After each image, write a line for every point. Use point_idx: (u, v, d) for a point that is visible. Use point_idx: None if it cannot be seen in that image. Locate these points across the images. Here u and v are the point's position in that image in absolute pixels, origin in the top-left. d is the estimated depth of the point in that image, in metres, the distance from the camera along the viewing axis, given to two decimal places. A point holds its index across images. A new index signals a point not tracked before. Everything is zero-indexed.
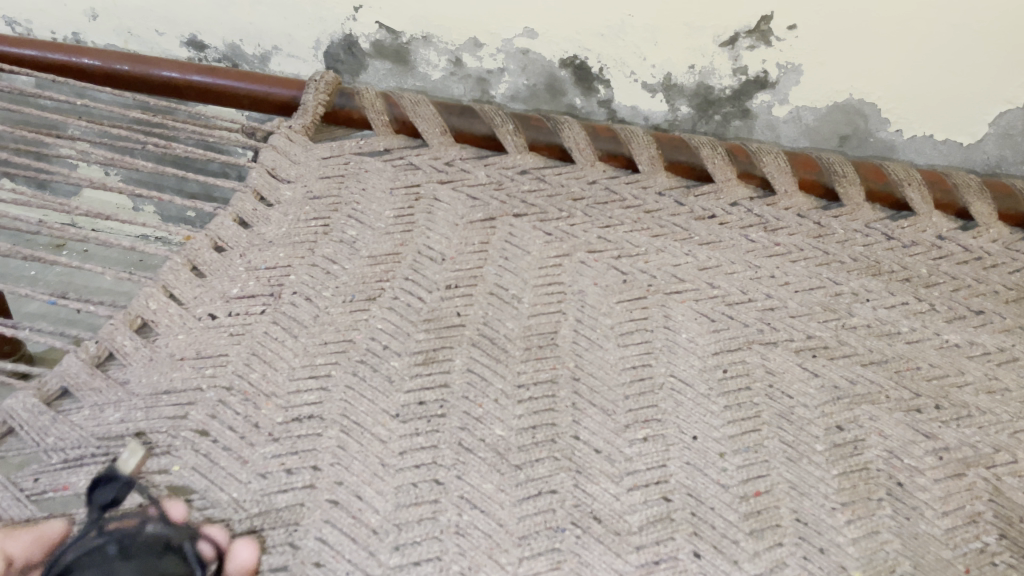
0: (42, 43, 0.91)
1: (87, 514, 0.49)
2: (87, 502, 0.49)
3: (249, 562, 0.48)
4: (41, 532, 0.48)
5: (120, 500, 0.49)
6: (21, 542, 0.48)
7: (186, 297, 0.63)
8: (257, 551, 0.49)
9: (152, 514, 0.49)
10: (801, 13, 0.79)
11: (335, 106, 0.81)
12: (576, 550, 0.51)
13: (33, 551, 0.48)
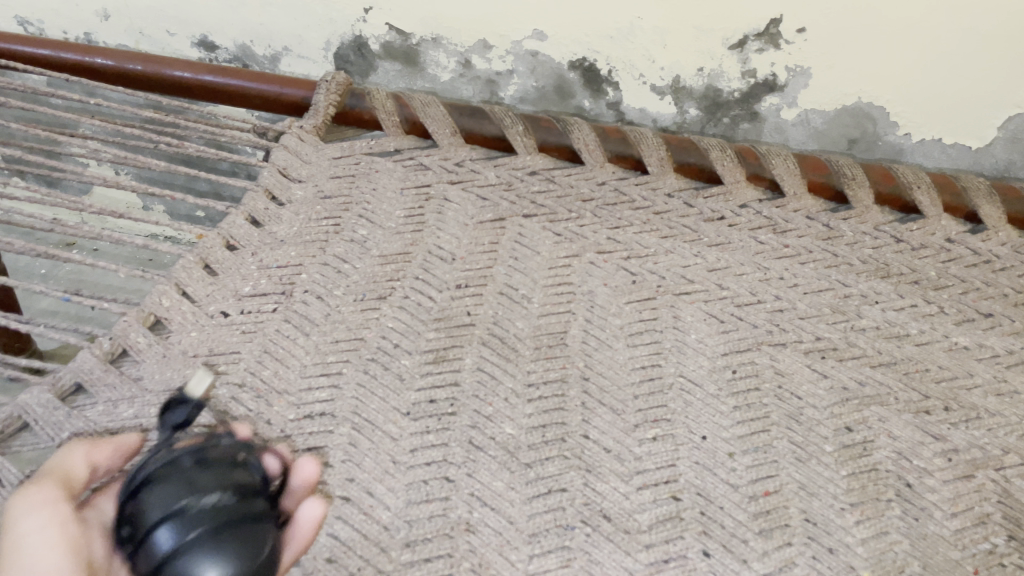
0: (55, 43, 0.92)
1: (159, 437, 0.45)
2: (161, 426, 0.45)
3: (312, 477, 0.50)
4: (119, 442, 0.48)
5: (192, 422, 0.45)
6: (103, 449, 0.47)
7: (199, 295, 0.64)
8: (318, 468, 0.50)
9: (226, 433, 0.45)
10: (810, 16, 0.79)
11: (346, 106, 0.82)
12: (586, 548, 0.52)
13: (116, 460, 0.47)
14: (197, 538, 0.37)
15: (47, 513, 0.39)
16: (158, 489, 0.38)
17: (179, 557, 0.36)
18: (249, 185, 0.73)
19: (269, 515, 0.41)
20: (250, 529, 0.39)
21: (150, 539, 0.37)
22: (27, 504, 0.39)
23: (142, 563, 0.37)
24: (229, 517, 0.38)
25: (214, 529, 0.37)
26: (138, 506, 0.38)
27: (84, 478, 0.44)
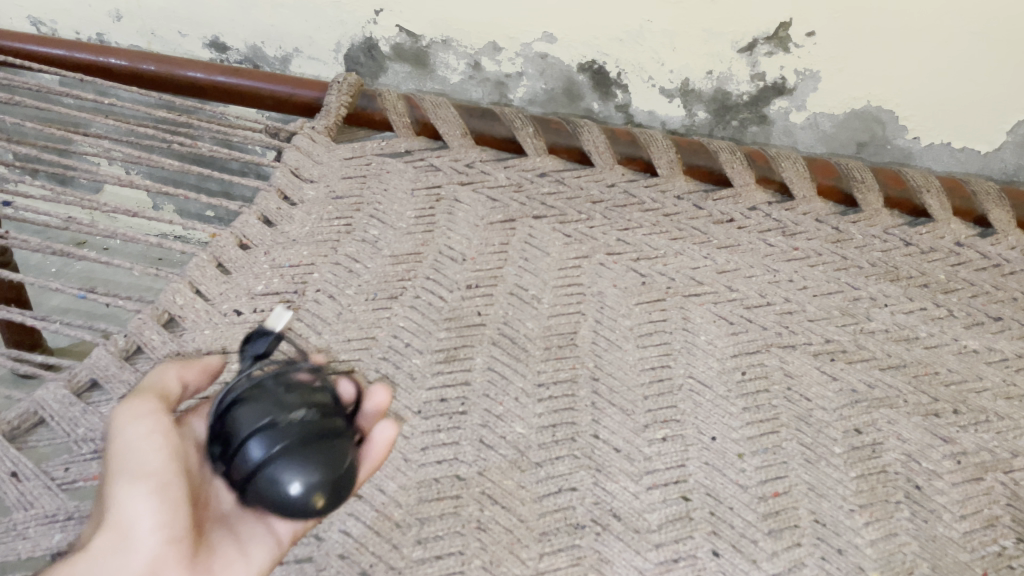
0: (69, 43, 0.93)
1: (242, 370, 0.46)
2: (243, 354, 0.46)
3: (383, 403, 0.50)
4: (204, 364, 0.48)
5: (272, 353, 0.46)
6: (195, 370, 0.47)
7: (212, 293, 0.64)
8: (389, 395, 0.51)
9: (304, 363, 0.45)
10: (819, 20, 0.79)
11: (357, 107, 0.82)
12: (596, 546, 0.52)
13: (201, 381, 0.48)
14: (283, 449, 0.38)
15: (149, 425, 0.40)
16: (249, 407, 0.39)
17: (268, 467, 0.38)
18: (261, 185, 0.74)
19: (348, 435, 0.41)
20: (331, 446, 0.39)
21: (241, 450, 0.38)
22: (128, 416, 0.40)
23: (236, 471, 0.39)
24: (313, 434, 0.39)
25: (299, 443, 0.38)
26: (230, 422, 0.39)
27: (178, 394, 0.45)
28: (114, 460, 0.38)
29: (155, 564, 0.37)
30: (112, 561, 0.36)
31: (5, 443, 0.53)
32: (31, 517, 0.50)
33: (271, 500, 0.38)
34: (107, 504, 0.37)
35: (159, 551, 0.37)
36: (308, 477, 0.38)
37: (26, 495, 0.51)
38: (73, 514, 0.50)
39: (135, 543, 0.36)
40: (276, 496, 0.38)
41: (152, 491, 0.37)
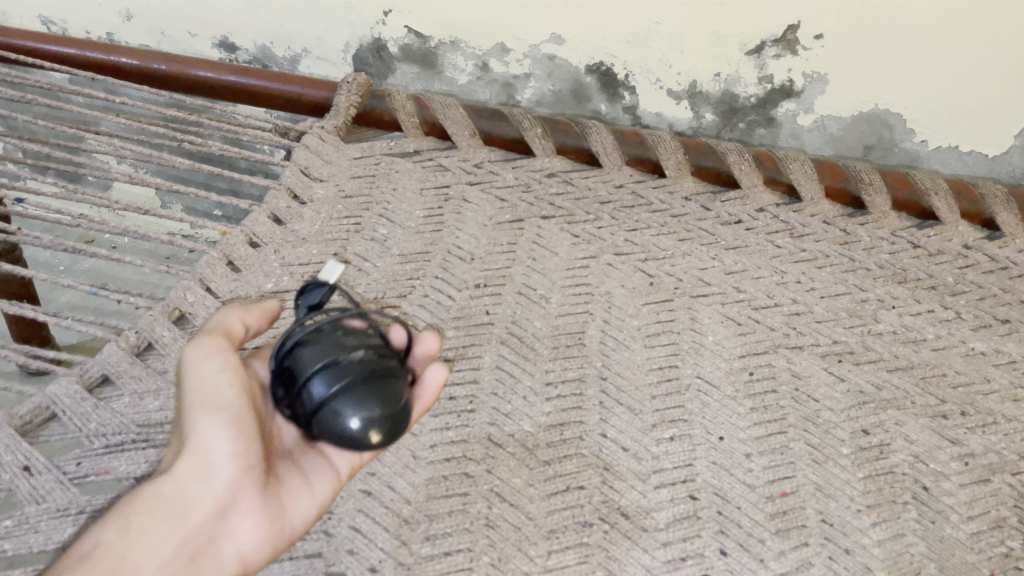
0: (80, 41, 0.93)
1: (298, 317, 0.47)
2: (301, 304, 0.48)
3: (434, 348, 0.51)
4: (265, 309, 0.50)
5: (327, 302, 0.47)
6: (255, 316, 0.49)
7: (222, 291, 0.65)
8: (439, 339, 0.52)
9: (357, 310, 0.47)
10: (827, 22, 0.79)
11: (367, 107, 0.82)
12: (604, 544, 0.52)
13: (261, 325, 0.50)
14: (344, 387, 0.40)
15: (219, 362, 0.43)
16: (310, 348, 0.41)
17: (330, 404, 0.40)
18: (271, 184, 0.74)
19: (404, 374, 0.43)
20: (389, 385, 0.41)
21: (304, 389, 0.40)
22: (199, 353, 0.43)
23: (300, 408, 0.41)
24: (372, 373, 0.41)
25: (359, 381, 0.40)
26: (293, 363, 0.41)
27: (241, 336, 0.48)
28: (188, 394, 0.42)
29: (229, 489, 0.41)
30: (192, 486, 0.41)
31: (17, 437, 0.53)
32: (43, 510, 0.50)
33: (334, 434, 0.40)
34: (186, 432, 0.41)
35: (233, 476, 0.41)
36: (368, 413, 0.40)
37: (38, 489, 0.51)
38: (84, 508, 0.50)
39: (212, 468, 0.41)
40: (337, 431, 0.40)
41: (225, 423, 0.41)
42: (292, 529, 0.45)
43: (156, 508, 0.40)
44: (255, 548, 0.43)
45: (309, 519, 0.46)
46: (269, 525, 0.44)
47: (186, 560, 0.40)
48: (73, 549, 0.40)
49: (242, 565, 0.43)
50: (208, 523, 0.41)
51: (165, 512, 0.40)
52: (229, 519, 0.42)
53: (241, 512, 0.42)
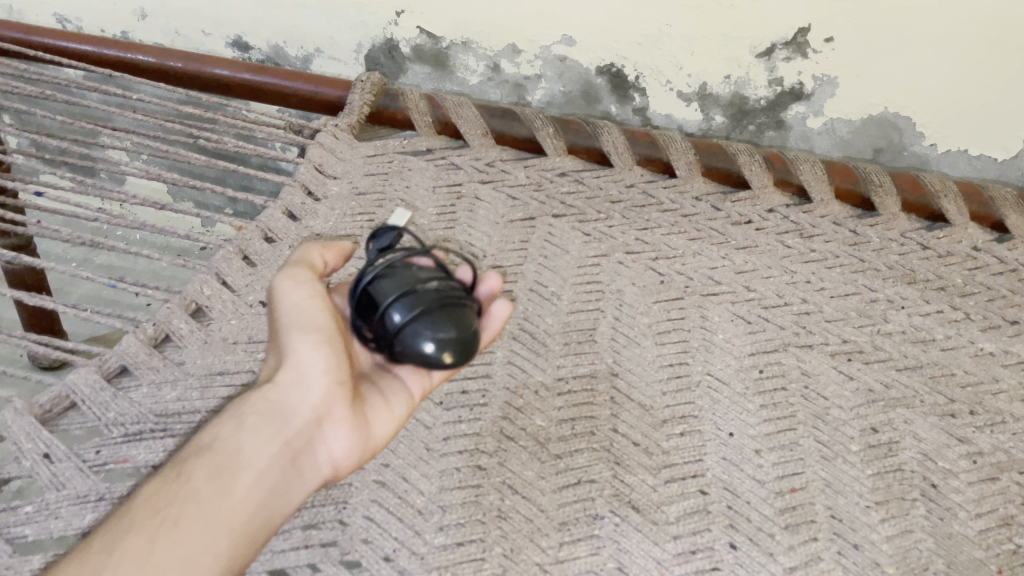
0: (97, 38, 0.94)
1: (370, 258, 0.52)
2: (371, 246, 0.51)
3: (496, 288, 0.56)
4: (340, 248, 0.54)
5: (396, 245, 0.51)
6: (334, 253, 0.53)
7: (238, 285, 0.66)
8: (501, 281, 0.57)
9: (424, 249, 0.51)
10: (837, 26, 0.80)
11: (380, 106, 0.83)
12: (615, 537, 0.53)
13: (337, 263, 0.54)
14: (420, 314, 0.44)
15: (309, 289, 0.48)
16: (388, 280, 0.46)
17: (408, 328, 0.44)
18: (286, 181, 0.75)
19: (471, 304, 0.48)
20: (459, 312, 0.46)
21: (384, 316, 0.45)
22: (290, 282, 0.48)
23: (380, 333, 0.46)
24: (444, 302, 0.45)
25: (434, 308, 0.45)
26: (372, 295, 0.46)
27: (321, 269, 0.52)
28: (285, 317, 0.48)
29: (324, 399, 0.47)
30: (293, 395, 0.46)
31: (38, 425, 0.54)
32: (63, 497, 0.51)
33: (412, 355, 0.45)
34: (285, 349, 0.47)
35: (328, 389, 0.47)
36: (442, 337, 0.44)
37: (58, 476, 0.52)
38: (104, 495, 0.51)
39: (310, 381, 0.47)
40: (414, 352, 0.44)
41: (319, 341, 0.47)
42: (375, 442, 0.51)
43: (263, 412, 0.46)
44: (345, 455, 0.49)
45: (389, 433, 0.52)
46: (357, 435, 0.49)
47: (288, 459, 0.46)
48: (194, 443, 0.46)
49: (334, 468, 0.49)
50: (307, 429, 0.47)
51: (270, 417, 0.46)
52: (324, 428, 0.48)
53: (335, 422, 0.48)
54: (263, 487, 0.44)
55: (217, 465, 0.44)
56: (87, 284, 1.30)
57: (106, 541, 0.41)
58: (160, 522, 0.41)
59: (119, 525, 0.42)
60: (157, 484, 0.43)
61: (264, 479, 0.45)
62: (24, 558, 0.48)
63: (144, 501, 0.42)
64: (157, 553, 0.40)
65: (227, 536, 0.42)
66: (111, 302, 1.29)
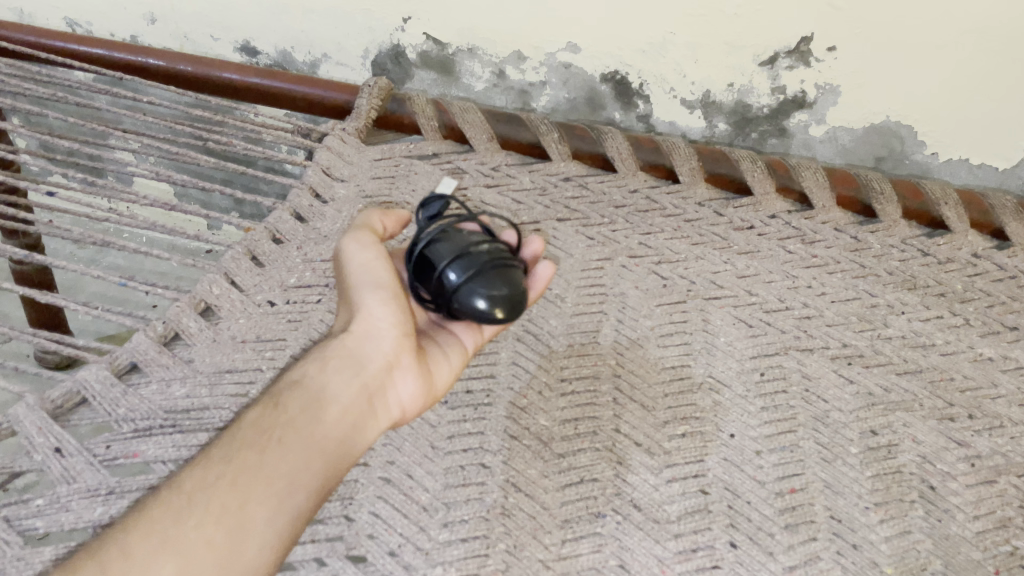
0: (109, 42, 0.96)
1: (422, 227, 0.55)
2: (423, 215, 0.55)
3: (539, 251, 0.59)
4: (398, 216, 0.58)
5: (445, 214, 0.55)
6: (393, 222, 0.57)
7: (247, 285, 0.67)
8: (543, 244, 0.60)
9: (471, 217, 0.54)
10: (840, 36, 0.81)
11: (387, 110, 0.84)
12: (617, 534, 0.54)
13: (396, 231, 0.58)
14: (475, 274, 0.48)
15: (375, 252, 0.53)
16: (444, 245, 0.49)
17: (464, 287, 0.47)
18: (294, 183, 0.76)
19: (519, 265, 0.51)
20: (508, 272, 0.49)
21: (441, 276, 0.49)
22: (357, 244, 0.53)
23: (438, 292, 0.49)
24: (496, 262, 0.49)
25: (487, 268, 0.48)
26: (429, 259, 0.49)
27: (381, 235, 0.56)
28: (354, 276, 0.52)
29: (394, 348, 0.51)
30: (367, 344, 0.51)
31: (50, 420, 0.55)
32: (74, 490, 0.52)
33: (468, 311, 0.48)
34: (359, 304, 0.52)
35: (397, 339, 0.52)
36: (495, 293, 0.48)
37: (69, 470, 0.53)
38: (114, 488, 0.52)
39: (381, 331, 0.51)
40: (470, 308, 0.48)
41: (389, 296, 0.52)
42: (438, 389, 0.54)
43: (342, 358, 0.50)
44: (413, 401, 0.52)
45: (448, 383, 0.56)
46: (423, 383, 0.53)
47: (368, 399, 0.49)
48: (284, 381, 0.50)
49: (403, 413, 0.52)
50: (382, 373, 0.51)
51: (350, 360, 0.50)
52: (395, 374, 0.51)
53: (404, 369, 0.52)
54: (349, 418, 0.48)
55: (308, 397, 0.48)
56: (95, 283, 1.32)
57: (222, 453, 0.45)
58: (268, 439, 0.45)
59: (229, 442, 0.46)
60: (259, 412, 0.48)
61: (349, 412, 0.48)
62: (35, 549, 0.49)
63: (249, 424, 0.47)
64: (268, 461, 0.44)
65: (326, 455, 0.46)
66: (121, 300, 1.32)
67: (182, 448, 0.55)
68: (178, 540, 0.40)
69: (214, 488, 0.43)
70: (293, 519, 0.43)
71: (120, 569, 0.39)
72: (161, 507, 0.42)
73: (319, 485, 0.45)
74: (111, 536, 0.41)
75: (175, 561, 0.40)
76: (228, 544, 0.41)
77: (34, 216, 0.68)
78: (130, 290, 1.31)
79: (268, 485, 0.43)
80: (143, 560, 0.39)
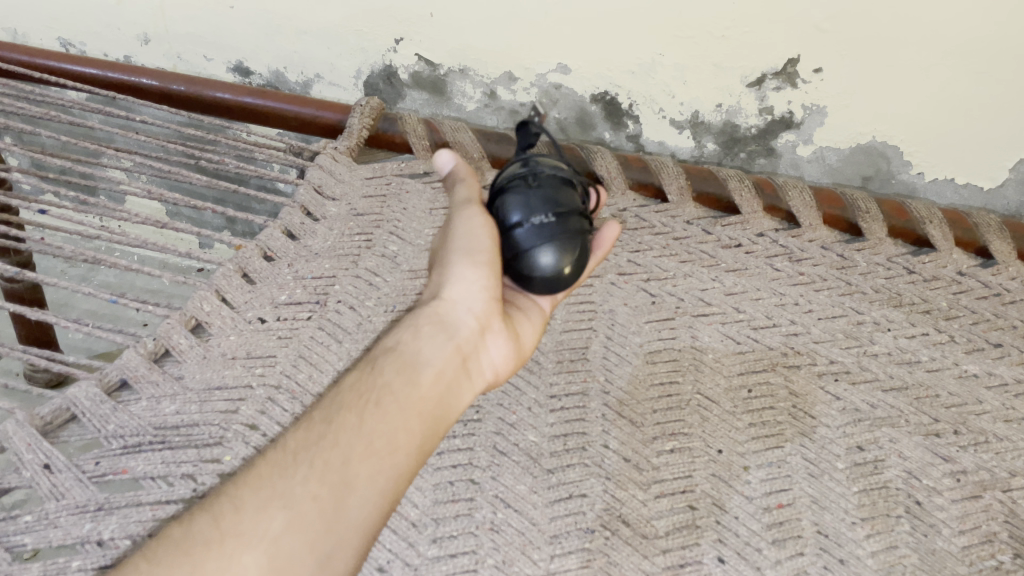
0: (102, 62, 0.96)
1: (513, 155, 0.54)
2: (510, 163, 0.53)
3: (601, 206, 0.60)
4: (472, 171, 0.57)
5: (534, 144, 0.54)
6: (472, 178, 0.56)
7: (237, 301, 0.67)
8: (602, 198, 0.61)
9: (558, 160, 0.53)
10: (825, 57, 0.82)
11: (379, 130, 0.85)
12: (605, 550, 0.54)
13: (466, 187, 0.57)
14: (541, 228, 0.49)
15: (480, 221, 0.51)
16: (515, 195, 0.50)
17: (532, 245, 0.49)
18: (286, 201, 0.76)
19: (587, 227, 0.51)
20: (575, 227, 0.50)
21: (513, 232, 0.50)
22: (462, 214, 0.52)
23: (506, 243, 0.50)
24: (566, 217, 0.49)
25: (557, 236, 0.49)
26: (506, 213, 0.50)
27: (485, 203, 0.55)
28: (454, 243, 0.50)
29: (484, 312, 0.50)
30: (458, 312, 0.49)
31: (39, 436, 0.55)
32: (63, 507, 0.52)
33: (534, 270, 0.49)
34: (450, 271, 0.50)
35: (486, 304, 0.50)
36: (560, 253, 0.49)
37: (58, 486, 0.53)
38: (103, 505, 0.52)
39: (470, 300, 0.49)
40: (535, 266, 0.49)
41: (490, 261, 0.50)
42: (524, 350, 0.54)
43: (433, 324, 0.48)
44: (502, 363, 0.52)
45: (533, 342, 0.55)
46: (511, 344, 0.52)
47: (462, 362, 0.48)
48: (378, 347, 0.48)
49: (495, 374, 0.51)
50: (474, 337, 0.49)
51: (442, 326, 0.49)
52: (487, 339, 0.50)
53: (494, 334, 0.51)
54: (444, 380, 0.47)
55: (403, 361, 0.46)
56: (87, 300, 1.33)
57: (323, 416, 0.44)
58: (366, 402, 0.43)
59: (326, 407, 0.44)
60: (353, 377, 0.46)
61: (445, 374, 0.47)
62: (23, 565, 0.49)
63: (347, 388, 0.45)
64: (368, 423, 0.42)
65: (425, 415, 0.44)
66: (113, 317, 1.32)
67: (170, 465, 0.55)
68: (284, 496, 0.39)
69: (316, 448, 0.41)
70: (395, 480, 0.41)
71: (231, 525, 0.38)
72: (267, 466, 0.41)
73: (419, 446, 0.43)
74: (218, 496, 0.40)
75: (284, 515, 0.38)
76: (333, 502, 0.39)
77: (25, 234, 0.68)
78: (122, 308, 1.31)
79: (369, 444, 0.41)
80: (252, 515, 0.38)
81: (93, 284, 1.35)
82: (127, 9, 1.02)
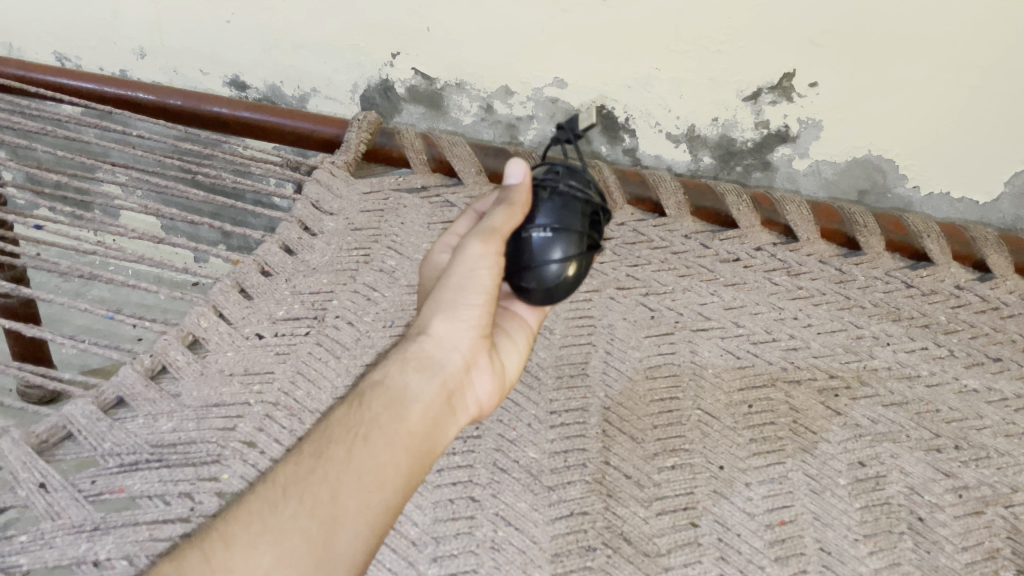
0: (98, 76, 0.96)
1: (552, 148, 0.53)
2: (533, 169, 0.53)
3: None
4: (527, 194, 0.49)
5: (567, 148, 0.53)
6: (521, 211, 0.48)
7: (234, 318, 0.67)
8: None
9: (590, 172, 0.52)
10: (820, 71, 0.83)
11: (376, 144, 0.85)
12: (607, 568, 0.54)
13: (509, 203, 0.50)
14: (567, 239, 0.47)
15: (491, 262, 0.47)
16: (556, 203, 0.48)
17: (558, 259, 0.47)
18: (284, 216, 0.76)
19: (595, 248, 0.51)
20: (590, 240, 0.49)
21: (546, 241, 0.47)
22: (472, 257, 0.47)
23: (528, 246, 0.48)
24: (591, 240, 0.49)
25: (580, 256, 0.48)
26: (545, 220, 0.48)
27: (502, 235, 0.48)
28: (455, 279, 0.48)
29: (473, 349, 0.49)
30: (447, 348, 0.48)
31: (35, 455, 0.55)
32: (58, 526, 0.51)
33: (543, 281, 0.48)
34: (445, 305, 0.48)
35: (474, 341, 0.50)
36: (573, 271, 0.48)
37: (53, 505, 0.52)
38: (99, 524, 0.52)
39: (460, 336, 0.49)
40: (540, 271, 0.48)
41: (482, 304, 0.48)
42: (508, 380, 0.55)
43: (422, 360, 0.48)
44: (487, 397, 0.52)
45: (517, 371, 0.56)
46: (496, 381, 0.52)
47: (447, 399, 0.48)
48: (365, 379, 0.47)
49: (478, 410, 0.52)
50: (462, 373, 0.49)
51: (429, 364, 0.48)
52: (474, 375, 0.50)
53: (481, 370, 0.51)
54: (431, 416, 0.46)
55: (391, 396, 0.46)
56: (82, 316, 1.32)
57: (311, 448, 0.43)
58: (355, 437, 0.43)
59: (315, 440, 0.44)
60: (341, 410, 0.45)
61: (431, 410, 0.47)
62: None
63: (335, 421, 0.44)
64: (359, 458, 0.42)
65: (411, 451, 0.44)
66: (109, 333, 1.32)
67: (167, 483, 0.55)
68: (274, 530, 0.39)
69: (305, 481, 0.41)
70: (381, 514, 0.42)
71: (221, 560, 0.37)
72: (258, 500, 0.40)
73: (406, 481, 0.43)
74: (207, 532, 0.39)
75: (274, 550, 0.38)
76: (323, 536, 0.39)
77: (21, 249, 0.68)
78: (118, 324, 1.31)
79: (358, 479, 0.41)
80: (241, 550, 0.38)
81: (88, 300, 1.35)
82: (124, 24, 1.02)
